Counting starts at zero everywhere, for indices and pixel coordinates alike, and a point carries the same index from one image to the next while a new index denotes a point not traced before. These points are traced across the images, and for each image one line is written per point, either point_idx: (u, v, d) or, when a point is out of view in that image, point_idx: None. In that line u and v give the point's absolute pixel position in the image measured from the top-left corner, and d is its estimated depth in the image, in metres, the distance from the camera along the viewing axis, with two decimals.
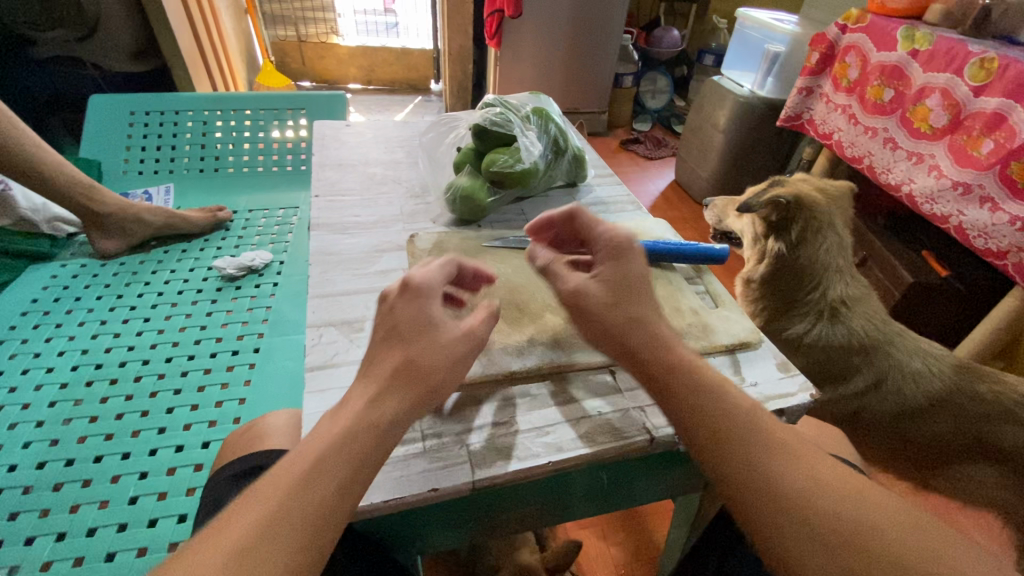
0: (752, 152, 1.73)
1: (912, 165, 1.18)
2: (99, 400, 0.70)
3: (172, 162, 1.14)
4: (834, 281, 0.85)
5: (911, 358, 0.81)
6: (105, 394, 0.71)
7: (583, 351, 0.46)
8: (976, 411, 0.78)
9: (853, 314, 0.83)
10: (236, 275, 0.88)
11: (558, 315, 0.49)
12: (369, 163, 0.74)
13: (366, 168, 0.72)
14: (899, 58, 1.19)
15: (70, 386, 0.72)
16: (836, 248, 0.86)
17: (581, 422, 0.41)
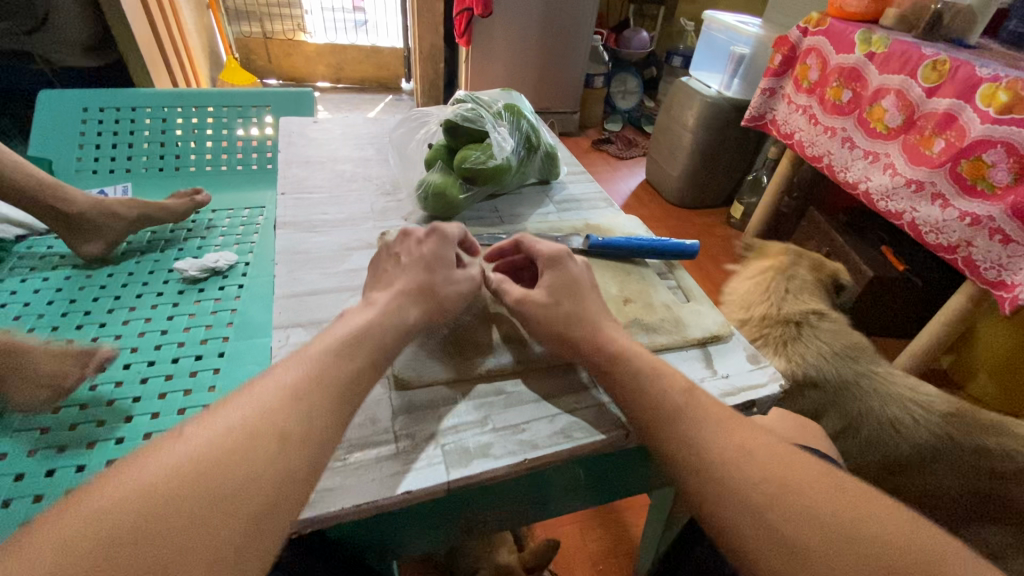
0: (719, 152, 1.77)
1: (868, 164, 1.23)
2: (50, 408, 0.66)
3: (130, 160, 1.09)
4: (787, 312, 0.86)
5: (890, 401, 0.80)
6: (56, 402, 0.67)
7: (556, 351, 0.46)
8: (970, 460, 0.75)
9: (814, 348, 0.83)
10: (198, 277, 0.85)
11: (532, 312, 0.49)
12: (338, 160, 0.73)
13: (335, 165, 0.71)
14: (856, 60, 1.24)
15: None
16: (780, 281, 0.90)
17: (556, 418, 0.41)
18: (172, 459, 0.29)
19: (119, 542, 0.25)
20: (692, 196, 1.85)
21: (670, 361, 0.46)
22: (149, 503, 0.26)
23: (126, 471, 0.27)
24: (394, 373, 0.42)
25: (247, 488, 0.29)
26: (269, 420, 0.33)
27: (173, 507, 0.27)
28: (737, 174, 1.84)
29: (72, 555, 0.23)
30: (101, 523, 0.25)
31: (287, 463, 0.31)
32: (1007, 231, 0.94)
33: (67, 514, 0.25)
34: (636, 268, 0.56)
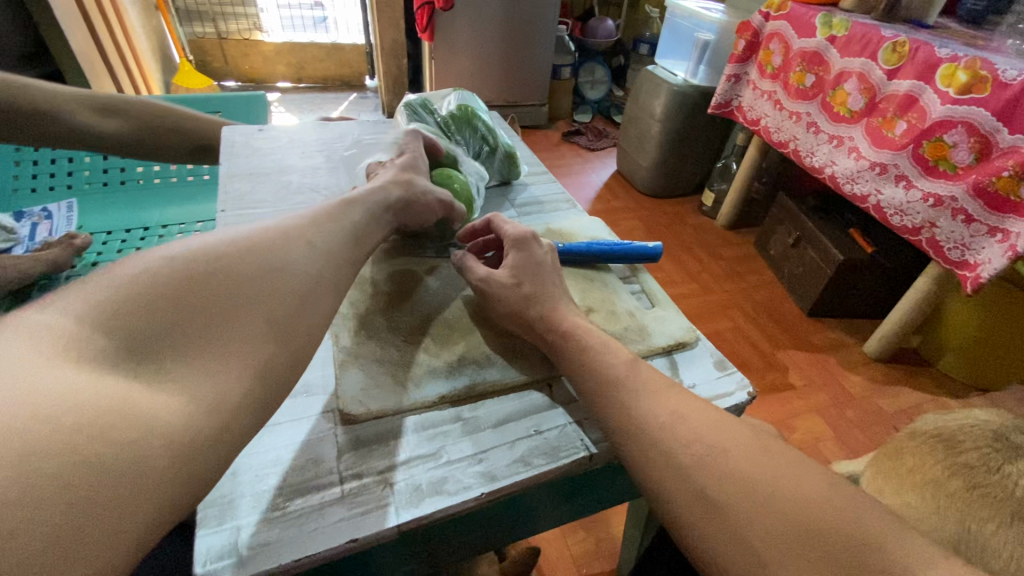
0: (689, 140, 1.76)
1: (833, 148, 1.23)
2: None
3: (71, 176, 1.02)
4: None
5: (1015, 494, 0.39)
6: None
7: (517, 368, 0.44)
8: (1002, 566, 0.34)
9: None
10: None
11: (491, 329, 0.47)
12: (285, 169, 0.69)
13: (283, 176, 0.67)
14: (819, 44, 1.23)
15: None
16: None
17: (516, 444, 0.39)
18: (219, 245, 0.38)
19: (164, 298, 0.33)
20: (663, 185, 1.84)
21: None
22: (207, 271, 0.36)
23: (161, 258, 0.35)
24: (338, 404, 0.39)
25: (265, 272, 0.38)
26: (277, 232, 0.41)
27: (197, 286, 0.34)
28: (707, 160, 1.84)
29: (131, 303, 0.32)
30: (145, 293, 0.33)
31: (312, 264, 0.41)
32: (970, 211, 0.95)
33: (115, 279, 0.33)
34: (601, 274, 0.54)
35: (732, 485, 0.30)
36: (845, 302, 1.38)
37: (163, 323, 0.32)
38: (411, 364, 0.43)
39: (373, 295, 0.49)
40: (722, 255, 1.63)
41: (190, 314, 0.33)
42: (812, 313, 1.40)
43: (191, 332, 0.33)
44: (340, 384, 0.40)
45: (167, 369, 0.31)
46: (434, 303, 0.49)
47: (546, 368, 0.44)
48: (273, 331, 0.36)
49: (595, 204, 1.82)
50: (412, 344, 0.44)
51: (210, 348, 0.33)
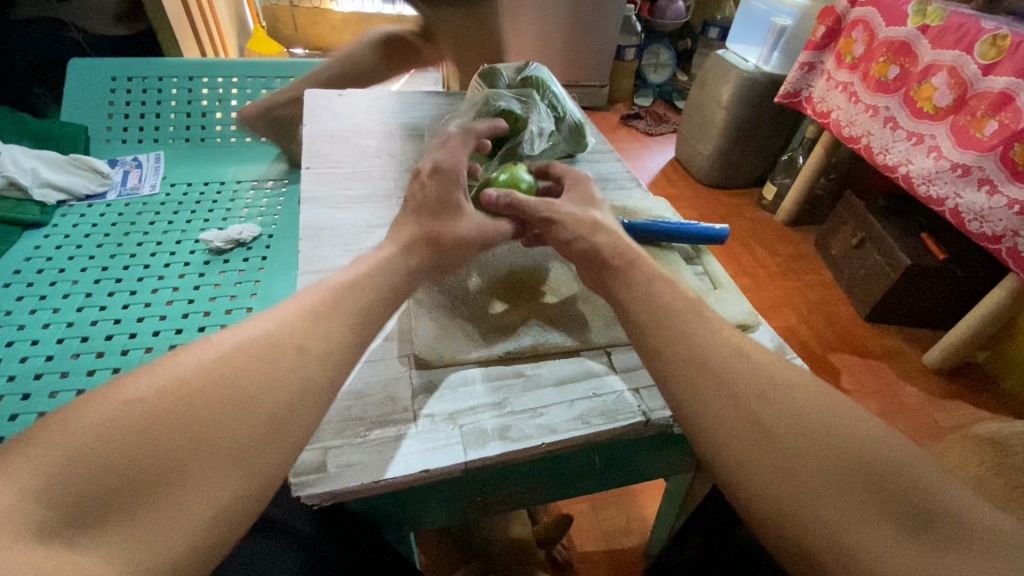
0: (753, 130, 1.70)
1: (910, 146, 1.19)
2: (71, 356, 0.70)
3: (158, 130, 1.08)
4: None
5: None
6: (77, 350, 0.71)
7: (580, 332, 0.46)
8: None
9: None
10: (223, 248, 0.86)
11: (556, 295, 0.50)
12: (365, 133, 0.72)
13: (364, 139, 0.71)
14: (908, 34, 1.18)
15: (44, 344, 0.71)
16: None
17: (576, 403, 0.40)
18: (193, 364, 0.34)
19: (100, 459, 0.29)
20: (722, 175, 1.80)
21: None
22: (176, 398, 0.32)
23: (129, 392, 0.32)
24: (414, 350, 0.43)
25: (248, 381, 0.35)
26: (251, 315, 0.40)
27: (169, 425, 0.31)
28: (771, 153, 1.77)
29: (72, 459, 0.28)
30: (101, 443, 0.29)
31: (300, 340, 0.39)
32: None
33: (75, 423, 0.30)
34: (664, 253, 0.55)
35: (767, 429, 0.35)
36: (905, 310, 1.32)
37: (120, 481, 0.29)
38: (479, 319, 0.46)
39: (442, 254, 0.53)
40: (778, 252, 1.59)
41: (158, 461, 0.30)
42: (870, 317, 1.36)
43: (143, 488, 0.29)
44: (416, 333, 0.44)
45: (116, 532, 0.28)
46: (502, 268, 0.53)
47: (605, 336, 0.46)
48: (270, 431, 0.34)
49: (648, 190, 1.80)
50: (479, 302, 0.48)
51: (174, 496, 0.30)
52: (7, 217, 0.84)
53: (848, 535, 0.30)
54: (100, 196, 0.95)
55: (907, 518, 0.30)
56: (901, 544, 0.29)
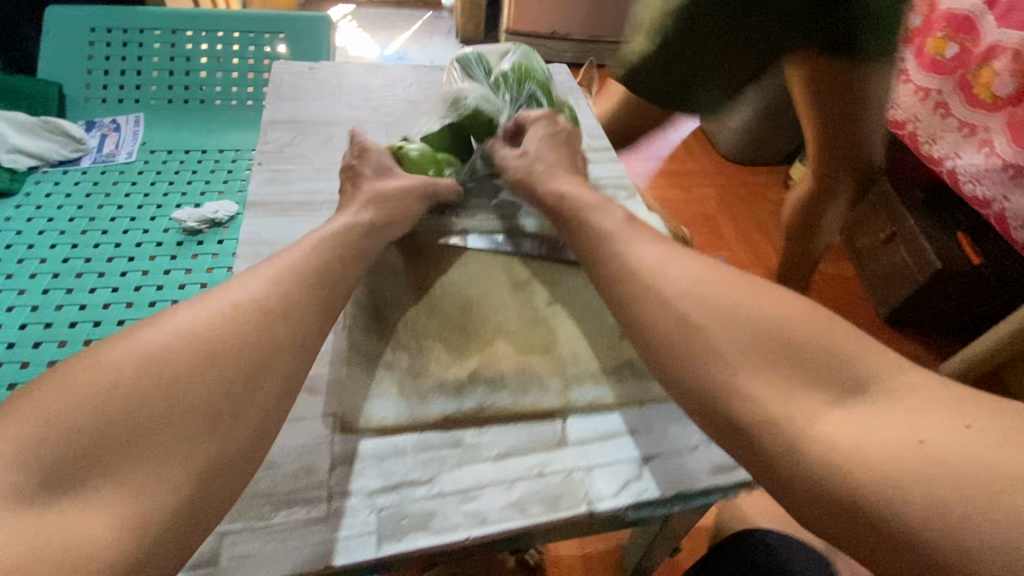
0: (786, 104, 1.56)
1: (961, 138, 1.07)
2: (33, 345, 0.69)
3: (138, 89, 1.01)
4: None
5: None
6: (40, 337, 0.70)
7: (532, 394, 0.46)
8: None
9: None
10: (197, 228, 0.82)
11: (511, 344, 0.49)
12: (333, 121, 0.66)
13: (329, 129, 0.64)
14: (972, 7, 1.03)
15: (8, 329, 0.70)
16: None
17: (514, 484, 0.41)
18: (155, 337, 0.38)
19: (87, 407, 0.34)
20: (747, 150, 1.69)
21: (655, 418, 0.46)
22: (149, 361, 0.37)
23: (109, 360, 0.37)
24: (337, 412, 0.44)
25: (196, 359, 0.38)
26: (222, 315, 0.41)
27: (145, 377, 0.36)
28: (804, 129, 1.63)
29: (55, 415, 0.34)
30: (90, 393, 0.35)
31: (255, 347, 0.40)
32: None
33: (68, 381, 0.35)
34: None
35: (724, 361, 0.40)
36: (929, 317, 1.24)
37: (97, 432, 0.34)
38: (422, 374, 0.46)
39: (400, 289, 0.52)
40: None
41: (110, 426, 0.34)
42: (887, 321, 1.28)
43: (128, 430, 0.35)
44: (344, 392, 0.45)
45: (109, 472, 0.33)
46: (455, 305, 0.52)
47: (558, 399, 0.46)
48: (226, 423, 0.37)
49: (665, 164, 1.70)
50: (425, 351, 0.48)
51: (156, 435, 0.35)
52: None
53: (797, 408, 0.37)
54: (74, 162, 0.91)
55: (844, 388, 0.38)
56: (836, 403, 0.37)
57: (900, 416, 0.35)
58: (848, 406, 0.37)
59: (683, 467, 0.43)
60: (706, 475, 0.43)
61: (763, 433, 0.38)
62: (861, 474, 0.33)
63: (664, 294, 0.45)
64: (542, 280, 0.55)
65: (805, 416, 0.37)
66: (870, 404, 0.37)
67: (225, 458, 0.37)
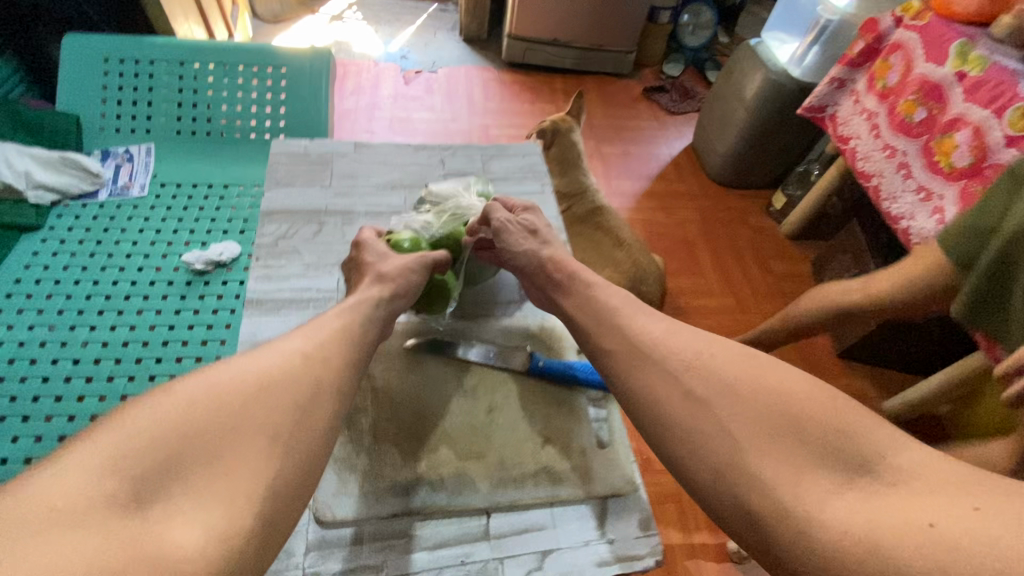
0: (774, 135, 1.61)
1: (918, 201, 1.14)
2: (65, 379, 0.78)
3: (148, 120, 1.09)
4: None
5: None
6: (69, 373, 0.79)
7: (464, 495, 0.56)
8: None
9: None
10: (204, 270, 0.91)
11: (453, 449, 0.59)
12: (322, 213, 0.79)
13: (317, 221, 0.78)
14: (944, 77, 1.08)
15: (41, 363, 0.79)
16: None
17: (444, 570, 0.52)
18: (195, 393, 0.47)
19: (143, 443, 0.42)
20: (732, 175, 1.73)
21: (565, 517, 0.56)
22: (188, 417, 0.45)
23: (160, 405, 0.45)
24: (315, 504, 0.54)
25: (258, 395, 0.49)
26: (273, 365, 0.52)
27: (189, 431, 0.44)
28: (789, 159, 1.68)
29: (121, 451, 0.41)
30: (153, 432, 0.43)
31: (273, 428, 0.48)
32: None
33: (127, 424, 0.43)
34: (567, 398, 0.65)
35: (732, 443, 0.45)
36: (881, 356, 1.34)
37: (158, 465, 0.42)
38: (378, 475, 0.56)
39: (365, 391, 0.62)
40: (773, 269, 1.58)
41: (191, 447, 0.44)
42: (842, 355, 1.38)
43: (179, 467, 0.43)
44: (319, 488, 0.55)
45: (164, 497, 0.41)
46: (413, 406, 0.62)
47: (488, 497, 0.56)
48: (282, 449, 0.47)
49: (655, 183, 1.76)
50: (381, 454, 0.58)
51: (205, 472, 0.43)
52: (4, 223, 0.91)
53: (802, 487, 0.42)
54: (92, 196, 1.01)
55: (850, 466, 0.42)
56: (841, 488, 0.41)
57: (908, 501, 0.38)
58: (854, 491, 0.41)
59: (579, 559, 0.53)
60: (592, 567, 0.53)
61: (772, 515, 0.41)
62: (878, 555, 0.36)
63: (675, 371, 0.51)
64: (488, 387, 0.65)
65: (815, 502, 0.41)
66: (873, 486, 0.40)
67: (277, 481, 0.46)
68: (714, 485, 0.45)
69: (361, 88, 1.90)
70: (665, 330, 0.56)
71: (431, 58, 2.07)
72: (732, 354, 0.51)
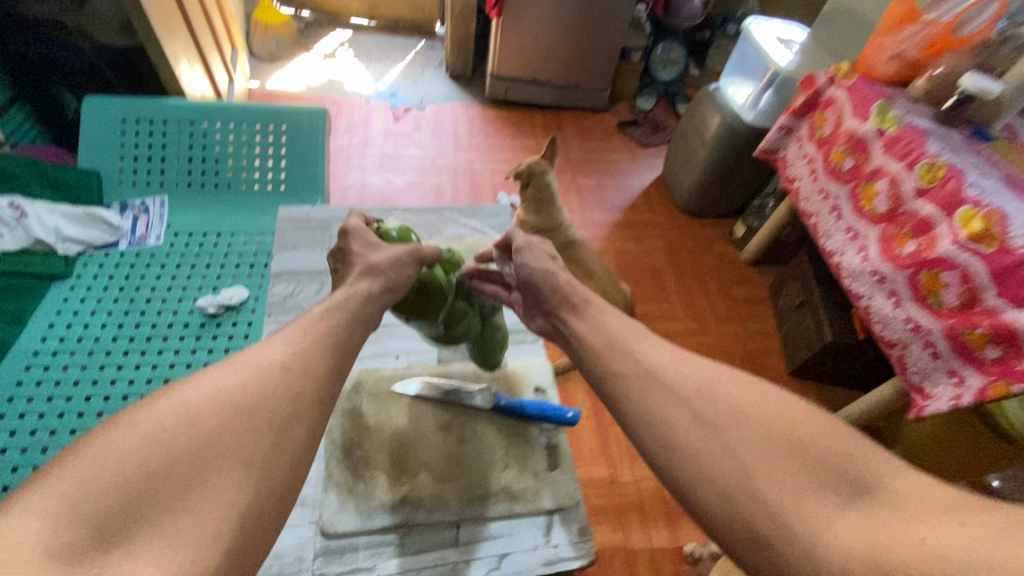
0: (733, 170, 1.75)
1: (847, 240, 1.29)
2: (97, 414, 0.90)
3: (162, 174, 1.21)
4: None
5: None
6: (101, 409, 0.90)
7: (438, 511, 0.69)
8: None
9: None
10: (216, 312, 1.04)
11: (429, 473, 0.72)
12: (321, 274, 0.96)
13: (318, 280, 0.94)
14: (867, 132, 1.23)
15: (75, 399, 0.91)
16: None
17: (421, 571, 0.65)
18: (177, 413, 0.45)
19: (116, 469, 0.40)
20: (697, 206, 1.88)
21: (519, 526, 0.69)
22: (166, 446, 0.43)
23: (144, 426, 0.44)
24: (319, 520, 0.67)
25: (243, 412, 0.48)
26: (252, 378, 0.51)
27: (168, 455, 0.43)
28: (749, 192, 1.83)
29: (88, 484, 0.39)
30: (130, 461, 0.41)
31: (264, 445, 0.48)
32: (939, 349, 1.06)
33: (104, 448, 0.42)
34: (525, 428, 0.78)
35: (736, 459, 0.44)
36: (825, 373, 1.50)
37: (124, 503, 0.40)
38: (369, 496, 0.69)
39: (357, 426, 0.75)
40: (734, 294, 1.73)
41: (154, 484, 0.41)
42: (793, 373, 1.53)
43: (154, 498, 0.41)
44: (323, 507, 0.68)
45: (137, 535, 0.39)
46: (398, 438, 0.75)
47: (457, 513, 0.69)
48: None
49: (627, 213, 1.91)
50: (371, 479, 0.71)
51: (185, 501, 0.41)
52: (37, 273, 1.03)
53: (801, 505, 0.41)
54: (113, 245, 1.12)
55: (851, 484, 0.42)
56: (844, 508, 0.40)
57: (907, 518, 0.38)
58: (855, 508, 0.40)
59: (530, 560, 0.67)
60: (540, 566, 0.66)
61: (773, 532, 0.40)
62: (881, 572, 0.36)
63: (662, 380, 0.52)
64: (459, 421, 0.77)
65: (819, 524, 0.39)
66: (872, 508, 0.40)
67: (265, 503, 0.45)
68: (720, 509, 0.43)
69: (354, 126, 2.04)
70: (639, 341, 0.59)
71: (419, 95, 2.21)
72: (694, 367, 0.53)
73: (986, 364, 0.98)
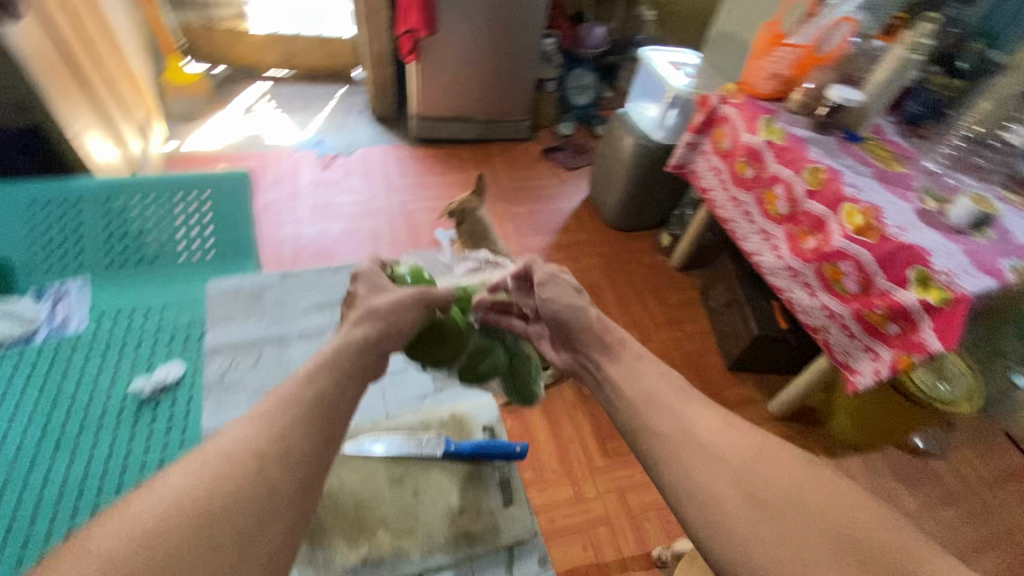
0: (652, 185, 1.87)
1: (762, 240, 1.41)
2: (30, 518, 0.85)
3: (80, 254, 1.17)
4: None
5: None
6: (33, 513, 0.85)
7: (402, 567, 0.71)
8: None
9: None
10: (151, 392, 1.01)
11: (389, 530, 0.74)
12: None
13: None
14: (759, 144, 1.36)
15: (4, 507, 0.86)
16: None
17: None
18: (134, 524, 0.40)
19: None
20: (626, 221, 1.99)
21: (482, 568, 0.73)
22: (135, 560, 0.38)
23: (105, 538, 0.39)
24: None
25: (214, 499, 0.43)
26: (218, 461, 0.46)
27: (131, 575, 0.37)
28: (669, 203, 1.96)
29: None
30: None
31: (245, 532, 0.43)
32: (854, 330, 1.17)
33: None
34: (478, 469, 0.81)
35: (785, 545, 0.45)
36: (758, 363, 1.61)
37: None
38: (331, 564, 0.70)
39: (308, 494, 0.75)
40: (668, 300, 1.83)
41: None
42: (731, 367, 1.63)
43: None
44: None
45: None
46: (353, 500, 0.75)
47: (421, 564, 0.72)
48: None
49: (561, 235, 1.98)
50: (331, 545, 0.71)
51: None
52: None
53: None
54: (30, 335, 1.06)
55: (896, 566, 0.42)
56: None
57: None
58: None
59: None
60: None
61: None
62: None
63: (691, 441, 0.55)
64: (411, 474, 0.79)
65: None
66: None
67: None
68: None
69: (281, 179, 2.02)
70: (679, 399, 0.61)
71: (346, 142, 2.23)
72: (734, 436, 0.54)
73: (890, 339, 1.09)
